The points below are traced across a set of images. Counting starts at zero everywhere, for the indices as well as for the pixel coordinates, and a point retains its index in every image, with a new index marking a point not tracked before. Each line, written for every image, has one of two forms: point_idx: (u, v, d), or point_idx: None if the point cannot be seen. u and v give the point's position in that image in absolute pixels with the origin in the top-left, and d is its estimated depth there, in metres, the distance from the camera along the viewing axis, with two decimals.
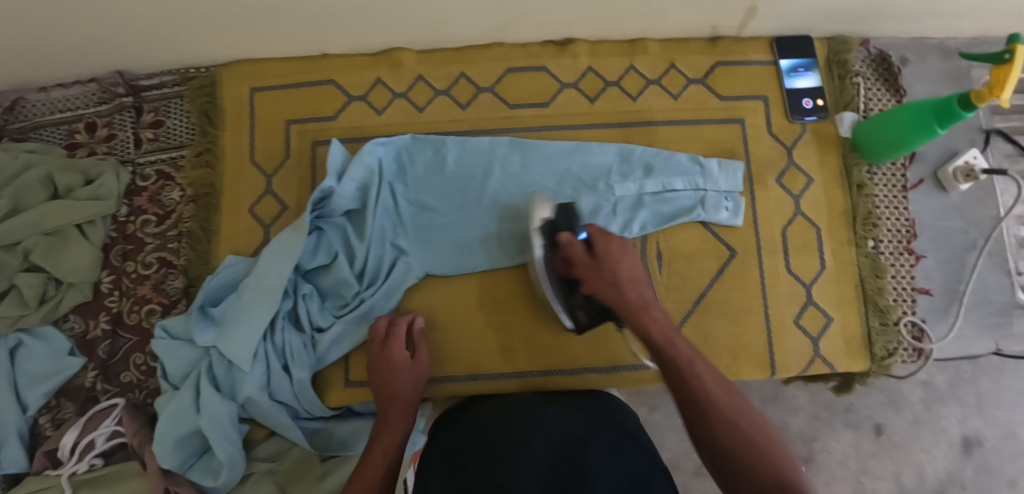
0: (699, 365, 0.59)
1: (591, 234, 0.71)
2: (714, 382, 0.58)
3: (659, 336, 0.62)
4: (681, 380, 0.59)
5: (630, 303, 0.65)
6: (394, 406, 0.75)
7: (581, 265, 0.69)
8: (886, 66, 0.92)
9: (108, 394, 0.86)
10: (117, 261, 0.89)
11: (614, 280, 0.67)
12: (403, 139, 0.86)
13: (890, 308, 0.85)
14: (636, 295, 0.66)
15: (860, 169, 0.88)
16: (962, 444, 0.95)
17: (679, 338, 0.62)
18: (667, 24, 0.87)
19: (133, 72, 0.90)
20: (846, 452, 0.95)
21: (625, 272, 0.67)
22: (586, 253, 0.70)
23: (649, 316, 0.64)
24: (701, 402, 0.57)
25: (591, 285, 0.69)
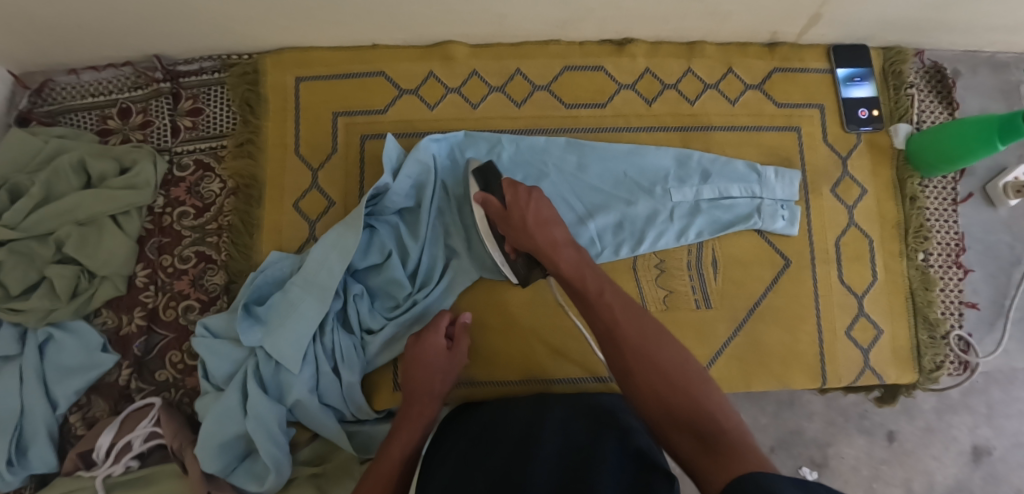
0: (608, 298, 0.63)
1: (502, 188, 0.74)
2: (636, 323, 0.60)
3: (568, 270, 0.67)
4: (595, 313, 0.63)
5: (540, 245, 0.69)
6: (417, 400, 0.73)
7: (495, 217, 0.74)
8: (940, 78, 0.92)
9: (143, 393, 0.83)
10: (152, 254, 0.85)
11: (523, 226, 0.70)
12: (457, 135, 0.84)
13: (938, 322, 0.85)
14: (544, 237, 0.69)
15: (913, 182, 0.87)
16: (972, 452, 0.90)
17: (589, 273, 0.66)
18: (729, 28, 0.86)
19: (170, 57, 0.87)
20: (859, 458, 0.89)
21: (534, 215, 0.71)
22: (501, 205, 0.73)
23: (558, 253, 0.68)
24: (624, 341, 0.59)
25: (507, 235, 0.73)
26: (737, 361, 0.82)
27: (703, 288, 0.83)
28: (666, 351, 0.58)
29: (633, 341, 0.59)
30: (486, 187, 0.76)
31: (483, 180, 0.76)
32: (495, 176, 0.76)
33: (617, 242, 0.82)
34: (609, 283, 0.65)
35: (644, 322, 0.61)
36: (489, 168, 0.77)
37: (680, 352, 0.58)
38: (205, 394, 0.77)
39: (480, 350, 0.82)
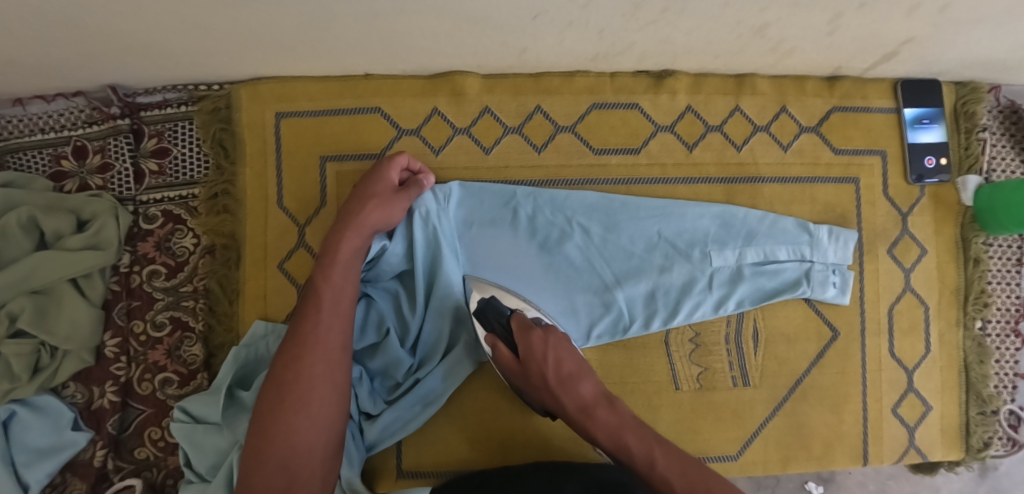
0: (662, 467, 0.61)
1: (510, 328, 0.67)
2: (699, 490, 0.60)
3: (610, 442, 0.63)
4: (650, 487, 0.62)
5: (570, 411, 0.65)
6: (348, 243, 0.64)
7: (506, 366, 0.67)
8: (1016, 119, 0.81)
9: (121, 473, 0.75)
10: (121, 320, 0.75)
11: (548, 388, 0.65)
12: (456, 189, 0.72)
13: (991, 398, 0.79)
14: (573, 400, 0.65)
15: (978, 242, 0.78)
16: (979, 468, 0.85)
17: (632, 437, 0.63)
18: (789, 63, 0.73)
19: (129, 87, 0.73)
20: (866, 473, 0.84)
21: (554, 373, 0.65)
22: (512, 354, 0.67)
23: (594, 418, 0.64)
24: None
25: (529, 389, 0.68)
26: (774, 444, 0.75)
27: (742, 365, 0.75)
28: None
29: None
30: (490, 329, 0.68)
31: (482, 318, 0.69)
32: (495, 311, 0.68)
33: (650, 313, 0.72)
34: (657, 442, 0.63)
35: (708, 485, 0.60)
36: (488, 305, 0.69)
37: None
38: (188, 487, 0.68)
39: (493, 434, 0.73)
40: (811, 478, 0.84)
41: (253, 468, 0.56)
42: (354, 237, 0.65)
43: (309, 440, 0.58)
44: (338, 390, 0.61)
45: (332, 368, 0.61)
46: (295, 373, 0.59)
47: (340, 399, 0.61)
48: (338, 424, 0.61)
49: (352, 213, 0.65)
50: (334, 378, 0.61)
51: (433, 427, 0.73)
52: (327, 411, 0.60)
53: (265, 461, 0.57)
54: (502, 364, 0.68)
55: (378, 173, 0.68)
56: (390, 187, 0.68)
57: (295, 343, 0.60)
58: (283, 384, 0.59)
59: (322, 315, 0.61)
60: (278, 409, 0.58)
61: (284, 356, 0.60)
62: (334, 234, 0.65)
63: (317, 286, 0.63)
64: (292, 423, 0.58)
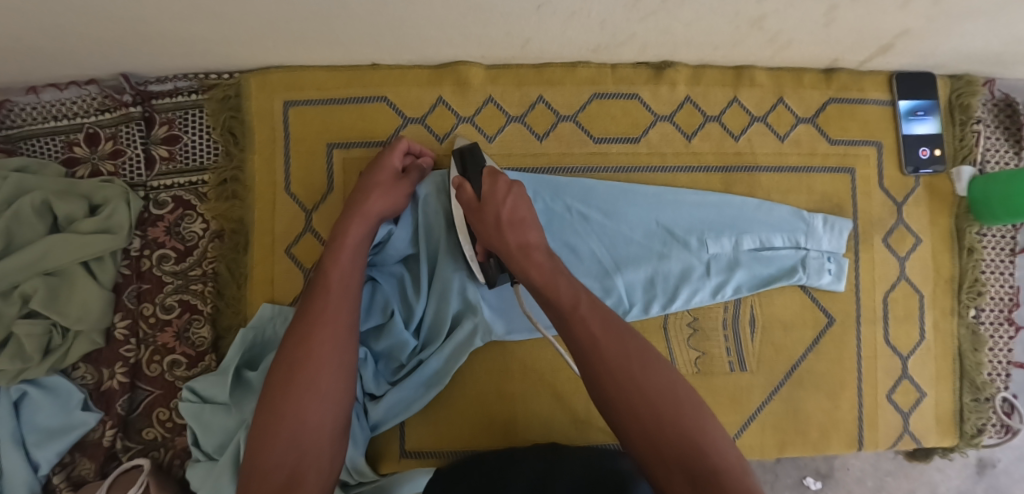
0: (584, 312, 0.56)
1: (480, 177, 0.67)
2: (616, 342, 0.55)
3: (540, 281, 0.59)
4: (567, 330, 0.56)
5: (510, 248, 0.62)
6: (354, 227, 0.66)
7: (465, 207, 0.66)
8: (1010, 112, 0.83)
9: (130, 453, 0.76)
10: (131, 303, 0.77)
11: (496, 224, 0.63)
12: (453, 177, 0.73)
13: (985, 385, 0.80)
14: (517, 239, 0.62)
15: (972, 231, 0.80)
16: (976, 464, 0.87)
17: (563, 282, 0.59)
18: (786, 55, 0.74)
19: (141, 75, 0.75)
20: (864, 469, 0.86)
21: (507, 213, 0.63)
22: (475, 196, 0.65)
23: (530, 259, 0.61)
24: (604, 365, 0.54)
25: (476, 231, 0.65)
26: (771, 429, 0.77)
27: (739, 350, 0.76)
28: (653, 375, 0.54)
29: (613, 366, 0.54)
30: (461, 174, 0.68)
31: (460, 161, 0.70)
32: (473, 161, 0.69)
33: (649, 298, 0.74)
34: (586, 293, 0.58)
35: (625, 339, 0.55)
36: (467, 150, 0.70)
37: (670, 376, 0.54)
38: (196, 465, 0.70)
39: (495, 418, 0.75)
40: (809, 473, 0.86)
41: (263, 445, 0.57)
42: (361, 221, 0.66)
43: (317, 418, 0.59)
44: (346, 369, 0.63)
45: (341, 349, 0.62)
46: (305, 351, 0.61)
47: (348, 379, 0.63)
48: (346, 404, 0.62)
49: (359, 200, 0.67)
50: (342, 358, 0.62)
51: (436, 410, 0.74)
52: (336, 390, 0.61)
53: (276, 437, 0.58)
54: (462, 205, 0.66)
55: (381, 160, 0.70)
56: (392, 173, 0.70)
57: (305, 322, 0.62)
58: (294, 363, 0.60)
59: (331, 297, 0.63)
60: (289, 387, 0.59)
61: (294, 335, 0.62)
62: (342, 219, 0.67)
63: (326, 268, 0.64)
64: (302, 400, 0.59)
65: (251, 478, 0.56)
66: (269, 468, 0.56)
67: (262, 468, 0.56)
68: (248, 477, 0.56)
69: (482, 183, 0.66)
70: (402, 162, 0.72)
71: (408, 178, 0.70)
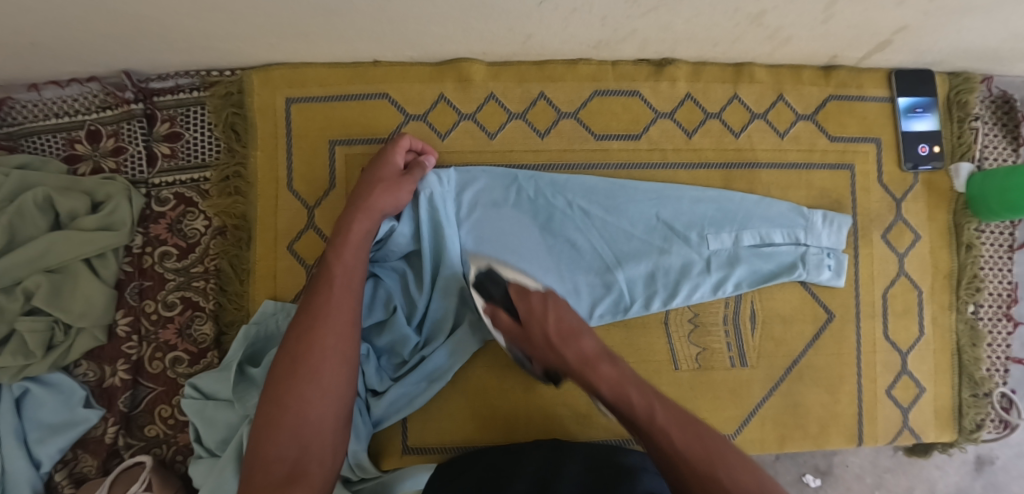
0: (661, 419, 0.60)
1: (510, 297, 0.68)
2: (698, 445, 0.59)
3: (609, 394, 0.63)
4: (648, 441, 0.60)
5: (572, 365, 0.65)
6: (359, 222, 0.66)
7: (505, 333, 0.68)
8: (1008, 109, 0.83)
9: (132, 450, 0.76)
10: (133, 300, 0.77)
11: (547, 343, 0.66)
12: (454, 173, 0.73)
13: (983, 380, 0.81)
14: (574, 353, 0.65)
15: (970, 227, 0.80)
16: (975, 461, 0.87)
17: (632, 390, 0.62)
18: (786, 52, 0.75)
19: (142, 73, 0.75)
20: (863, 466, 0.87)
21: (555, 327, 0.66)
22: (512, 320, 0.68)
23: (595, 372, 0.64)
24: (690, 473, 0.58)
25: (531, 352, 0.68)
26: (771, 423, 0.77)
27: (739, 345, 0.77)
28: (738, 474, 0.57)
29: (700, 472, 0.57)
30: (490, 298, 0.69)
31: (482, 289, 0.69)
32: (496, 282, 0.69)
33: (650, 293, 0.74)
34: (657, 398, 0.62)
35: (706, 440, 0.59)
36: (490, 274, 0.70)
37: (752, 471, 0.58)
38: (199, 461, 0.70)
39: (496, 412, 0.75)
40: (808, 470, 0.86)
41: (265, 437, 0.58)
42: (366, 218, 0.67)
43: (320, 411, 0.60)
44: (349, 363, 0.63)
45: (344, 343, 0.62)
46: (308, 343, 0.61)
47: (351, 373, 0.63)
48: (348, 397, 0.63)
49: (362, 196, 0.68)
50: (346, 352, 0.63)
51: (439, 405, 0.75)
52: (339, 384, 0.61)
53: (278, 429, 0.58)
54: (503, 331, 0.68)
55: (384, 157, 0.70)
56: (395, 170, 0.70)
57: (308, 316, 0.62)
58: (296, 356, 0.61)
59: (335, 291, 0.63)
60: (292, 380, 0.60)
61: (297, 328, 0.62)
62: (345, 216, 0.67)
63: (329, 264, 0.64)
64: (305, 392, 0.59)
65: (254, 469, 0.57)
66: (270, 459, 0.57)
67: (264, 459, 0.57)
68: (251, 469, 0.57)
69: (514, 305, 0.68)
70: (405, 158, 0.73)
71: (412, 174, 0.70)
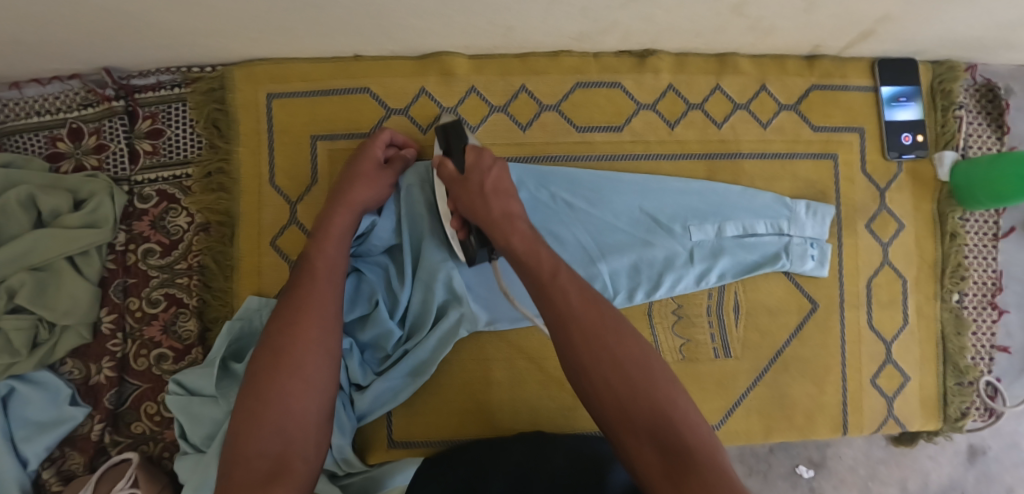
0: (563, 279, 0.57)
1: (464, 152, 0.67)
2: (595, 312, 0.55)
3: (521, 247, 0.60)
4: (545, 298, 0.57)
5: (493, 216, 0.63)
6: (341, 217, 0.67)
7: (446, 181, 0.66)
8: (992, 98, 0.83)
9: (119, 447, 0.76)
10: (118, 297, 0.77)
11: (480, 193, 0.64)
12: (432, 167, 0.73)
13: (969, 369, 0.81)
14: (500, 207, 0.63)
15: (954, 216, 0.80)
16: (967, 451, 0.87)
17: (544, 251, 0.60)
18: (769, 42, 0.75)
19: (123, 69, 0.75)
20: (857, 457, 0.87)
21: (492, 183, 0.65)
22: (459, 169, 0.66)
23: (514, 226, 0.62)
24: (578, 333, 0.54)
25: (457, 201, 0.66)
26: (756, 413, 0.77)
27: (724, 336, 0.77)
28: (626, 346, 0.54)
29: (589, 333, 0.54)
30: (446, 149, 0.68)
31: (444, 141, 0.69)
32: (458, 136, 0.68)
33: (634, 285, 0.74)
34: (565, 264, 0.60)
35: (603, 312, 0.56)
36: (451, 128, 0.70)
37: (644, 347, 0.54)
38: (184, 457, 0.71)
39: (482, 405, 0.75)
40: (802, 462, 0.87)
41: (246, 432, 0.56)
42: (347, 212, 0.67)
43: (303, 404, 0.59)
44: (332, 355, 0.63)
45: (326, 335, 0.63)
46: (291, 336, 0.61)
47: (333, 366, 0.63)
48: (331, 391, 0.63)
49: (343, 190, 0.68)
50: (329, 345, 0.63)
51: (424, 400, 0.75)
52: (322, 376, 0.61)
53: (260, 423, 0.57)
54: (445, 179, 0.67)
55: (365, 151, 0.71)
56: (376, 164, 0.70)
57: (290, 309, 0.62)
58: (279, 349, 0.60)
59: (318, 285, 0.64)
60: (275, 374, 0.59)
61: (280, 322, 0.62)
62: (326, 210, 0.67)
63: (311, 258, 0.65)
64: (287, 385, 0.59)
65: (233, 465, 0.54)
66: (252, 455, 0.55)
67: (246, 454, 0.55)
68: (230, 468, 0.54)
69: (466, 157, 0.67)
70: (385, 153, 0.73)
71: (392, 169, 0.71)
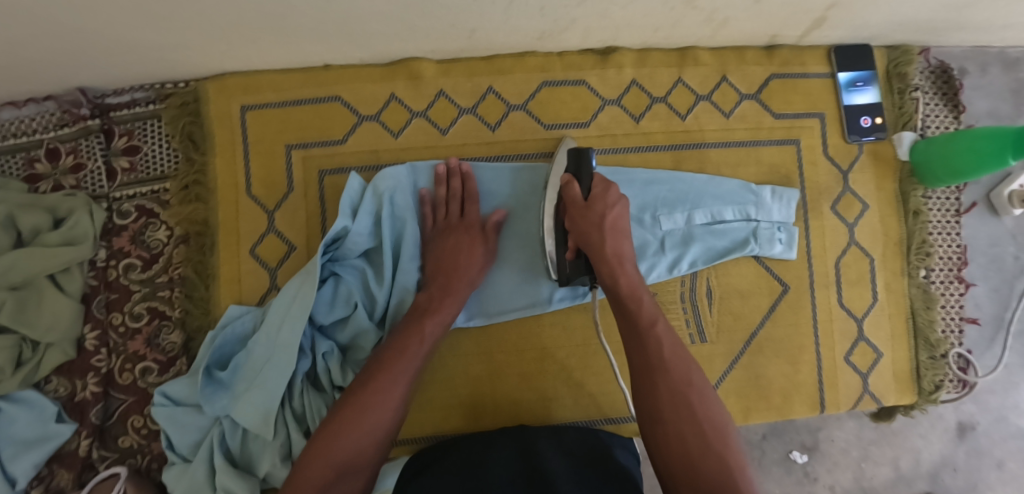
0: (659, 330, 0.63)
1: (592, 180, 0.70)
2: (683, 368, 0.61)
3: (626, 288, 0.65)
4: (641, 341, 0.63)
5: (607, 252, 0.66)
6: (454, 287, 0.71)
7: (568, 202, 0.69)
8: (947, 78, 0.86)
9: (106, 462, 0.77)
10: (100, 313, 0.78)
11: (600, 223, 0.67)
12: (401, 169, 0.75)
13: (939, 342, 0.83)
14: (614, 246, 0.67)
15: (917, 194, 0.82)
16: (957, 428, 0.89)
17: (645, 297, 0.66)
18: (726, 34, 0.77)
19: (97, 89, 0.77)
20: (848, 440, 0.88)
21: (612, 217, 0.68)
22: (582, 195, 0.69)
23: (623, 268, 0.66)
24: (666, 382, 0.60)
25: (577, 227, 0.68)
26: (734, 396, 0.79)
27: (698, 321, 0.79)
28: (710, 407, 0.60)
29: (675, 384, 0.60)
30: (575, 172, 0.71)
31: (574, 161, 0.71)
32: (589, 162, 0.70)
33: None
34: (662, 317, 0.65)
35: (691, 370, 0.61)
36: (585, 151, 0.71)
37: (722, 413, 0.60)
38: (171, 467, 0.71)
39: (464, 401, 0.77)
40: (795, 447, 0.88)
41: (317, 451, 0.59)
42: (462, 284, 0.71)
43: (378, 438, 0.62)
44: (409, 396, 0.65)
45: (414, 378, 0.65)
46: (384, 387, 0.63)
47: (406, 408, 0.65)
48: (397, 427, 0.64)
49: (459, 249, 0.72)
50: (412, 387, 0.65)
51: None
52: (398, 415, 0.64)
53: (330, 461, 0.58)
54: (567, 199, 0.69)
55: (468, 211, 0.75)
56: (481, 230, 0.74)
57: (393, 347, 0.65)
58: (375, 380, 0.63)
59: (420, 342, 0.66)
60: (360, 420, 0.61)
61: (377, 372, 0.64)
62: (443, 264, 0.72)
63: (424, 304, 0.69)
64: (371, 430, 0.61)
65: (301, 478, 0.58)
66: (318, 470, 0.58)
67: (301, 488, 0.57)
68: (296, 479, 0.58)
69: (593, 185, 0.70)
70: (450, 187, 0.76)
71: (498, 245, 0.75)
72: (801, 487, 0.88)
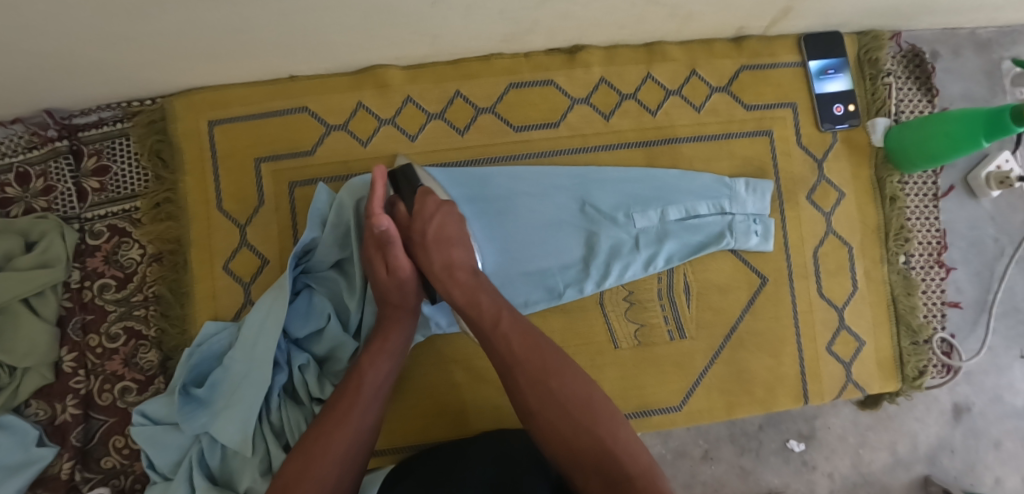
0: (504, 326, 0.61)
1: (412, 195, 0.70)
2: (535, 355, 0.60)
3: (462, 298, 0.64)
4: (490, 345, 0.62)
5: (436, 268, 0.66)
6: (396, 315, 0.67)
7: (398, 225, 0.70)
8: (919, 63, 0.85)
9: (91, 483, 0.77)
10: (77, 335, 0.77)
11: (423, 241, 0.67)
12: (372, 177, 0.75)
13: (921, 328, 0.82)
14: (440, 258, 0.66)
15: (893, 180, 0.82)
16: (953, 410, 0.88)
17: (485, 296, 0.64)
18: (693, 27, 0.76)
19: (64, 110, 0.76)
20: (845, 427, 0.88)
21: (433, 231, 0.67)
22: (406, 213, 0.70)
23: (453, 278, 0.65)
24: (523, 375, 0.59)
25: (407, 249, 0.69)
26: (717, 390, 0.79)
27: (677, 318, 0.78)
28: (570, 389, 0.58)
29: (531, 375, 0.59)
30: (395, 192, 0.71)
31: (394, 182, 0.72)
32: (405, 177, 0.71)
33: (582, 277, 0.75)
34: (507, 307, 0.64)
35: (544, 352, 0.60)
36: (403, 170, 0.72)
37: (587, 387, 0.59)
38: (152, 487, 0.71)
39: (446, 408, 0.76)
40: (791, 436, 0.87)
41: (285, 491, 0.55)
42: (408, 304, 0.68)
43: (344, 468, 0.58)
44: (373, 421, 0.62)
45: (377, 398, 0.63)
46: (347, 414, 0.60)
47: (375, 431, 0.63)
48: (368, 452, 0.62)
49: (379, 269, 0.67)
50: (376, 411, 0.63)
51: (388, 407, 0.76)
52: (364, 441, 0.60)
53: None
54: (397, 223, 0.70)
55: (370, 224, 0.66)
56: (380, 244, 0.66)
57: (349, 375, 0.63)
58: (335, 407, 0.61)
59: (370, 372, 0.63)
60: (325, 450, 0.57)
61: (334, 406, 0.61)
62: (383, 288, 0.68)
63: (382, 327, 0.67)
64: (333, 462, 0.57)
65: None
66: None
67: None
68: None
69: (413, 201, 0.69)
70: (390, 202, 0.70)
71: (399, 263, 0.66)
72: (800, 477, 0.87)
